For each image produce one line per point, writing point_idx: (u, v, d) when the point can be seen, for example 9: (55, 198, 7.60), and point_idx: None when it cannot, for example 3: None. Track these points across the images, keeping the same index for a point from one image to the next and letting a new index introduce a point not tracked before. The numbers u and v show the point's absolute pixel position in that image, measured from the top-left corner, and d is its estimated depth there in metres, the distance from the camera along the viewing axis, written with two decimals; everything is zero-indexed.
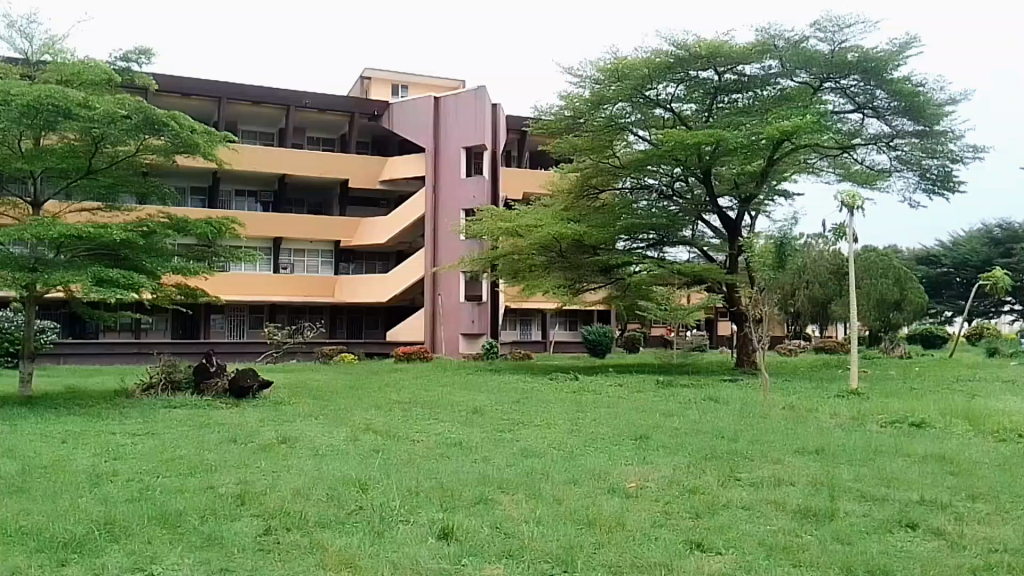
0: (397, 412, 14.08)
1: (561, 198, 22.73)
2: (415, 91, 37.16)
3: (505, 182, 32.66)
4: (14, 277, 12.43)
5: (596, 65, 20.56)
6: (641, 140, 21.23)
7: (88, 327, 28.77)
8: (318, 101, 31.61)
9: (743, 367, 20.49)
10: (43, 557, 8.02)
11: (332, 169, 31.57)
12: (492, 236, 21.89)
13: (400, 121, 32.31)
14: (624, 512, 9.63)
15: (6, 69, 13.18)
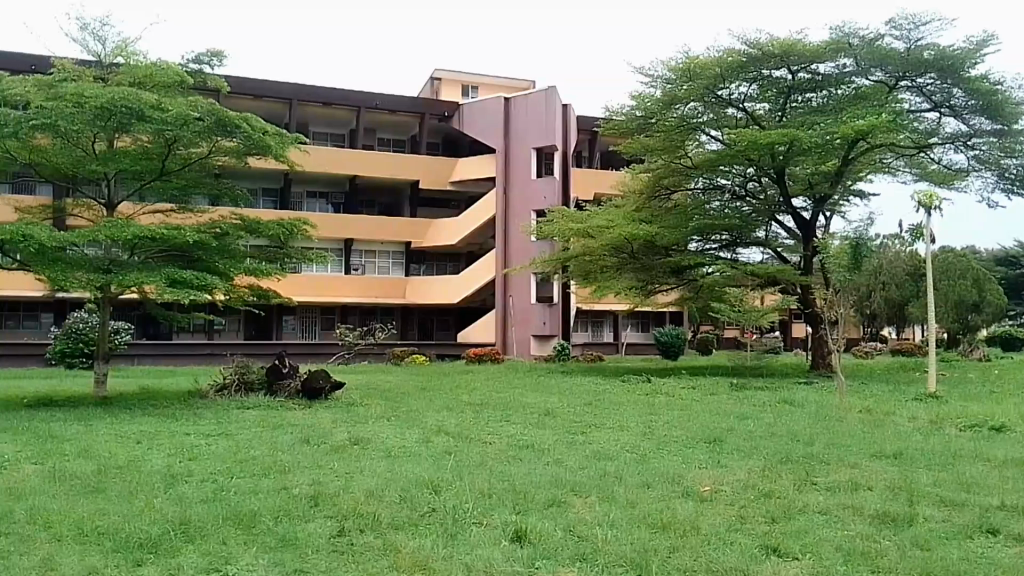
0: (469, 414, 14.19)
1: (632, 199, 22.88)
2: (484, 91, 37.29)
3: (577, 181, 32.48)
4: (89, 279, 12.53)
5: (667, 65, 20.81)
6: (714, 140, 21.29)
7: (161, 328, 29.11)
8: (388, 102, 31.75)
9: (818, 369, 20.67)
10: (119, 557, 7.93)
11: (403, 172, 31.60)
12: (564, 237, 22.17)
13: (471, 121, 32.26)
14: (699, 516, 9.40)
15: (80, 72, 13.30)
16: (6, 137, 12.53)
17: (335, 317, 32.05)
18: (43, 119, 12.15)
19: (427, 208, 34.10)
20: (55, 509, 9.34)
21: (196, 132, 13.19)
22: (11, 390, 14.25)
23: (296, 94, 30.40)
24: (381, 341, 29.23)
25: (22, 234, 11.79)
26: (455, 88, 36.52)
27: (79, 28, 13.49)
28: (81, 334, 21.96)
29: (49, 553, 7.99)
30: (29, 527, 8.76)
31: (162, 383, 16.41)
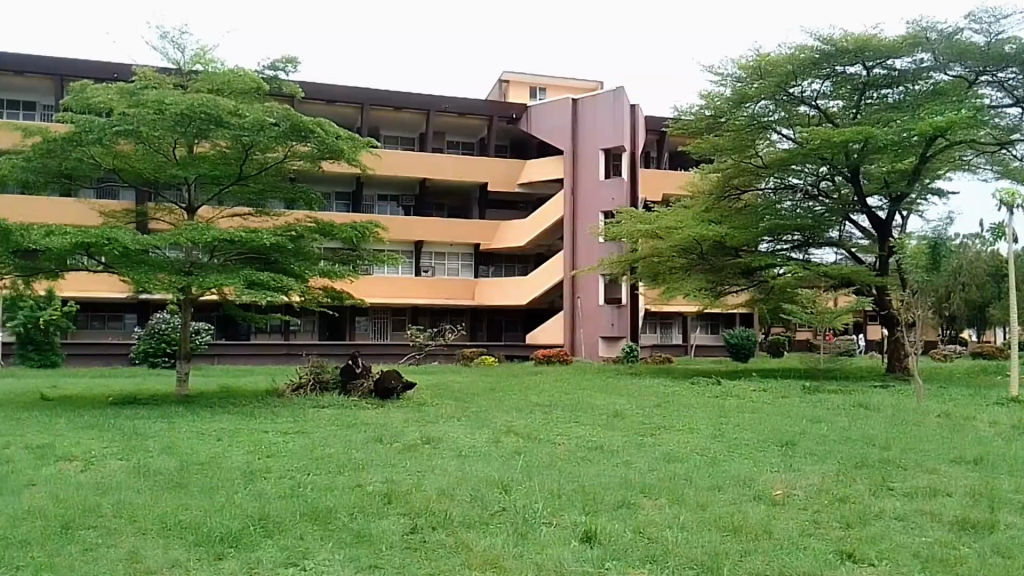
0: (539, 415, 14.58)
1: (702, 199, 22.56)
2: (552, 92, 37.35)
3: (644, 182, 32.45)
4: (171, 280, 12.93)
5: (737, 63, 20.80)
6: (785, 138, 21.09)
7: (241, 328, 29.92)
8: (455, 105, 32.11)
9: (894, 372, 20.32)
10: (201, 551, 8.19)
11: (465, 172, 31.82)
12: (631, 238, 22.01)
13: (538, 122, 32.31)
14: (771, 520, 9.30)
15: (160, 79, 13.70)
16: (92, 144, 13.02)
17: (406, 318, 32.53)
18: (126, 125, 12.57)
19: (495, 209, 34.24)
20: (140, 504, 9.67)
21: (272, 136, 13.54)
22: (99, 389, 14.79)
23: (368, 98, 30.94)
24: (451, 341, 29.62)
25: (107, 238, 12.21)
26: (523, 90, 36.70)
27: (160, 36, 13.94)
28: (163, 334, 23.05)
29: (134, 546, 8.27)
30: (116, 520, 9.08)
31: (241, 382, 16.86)
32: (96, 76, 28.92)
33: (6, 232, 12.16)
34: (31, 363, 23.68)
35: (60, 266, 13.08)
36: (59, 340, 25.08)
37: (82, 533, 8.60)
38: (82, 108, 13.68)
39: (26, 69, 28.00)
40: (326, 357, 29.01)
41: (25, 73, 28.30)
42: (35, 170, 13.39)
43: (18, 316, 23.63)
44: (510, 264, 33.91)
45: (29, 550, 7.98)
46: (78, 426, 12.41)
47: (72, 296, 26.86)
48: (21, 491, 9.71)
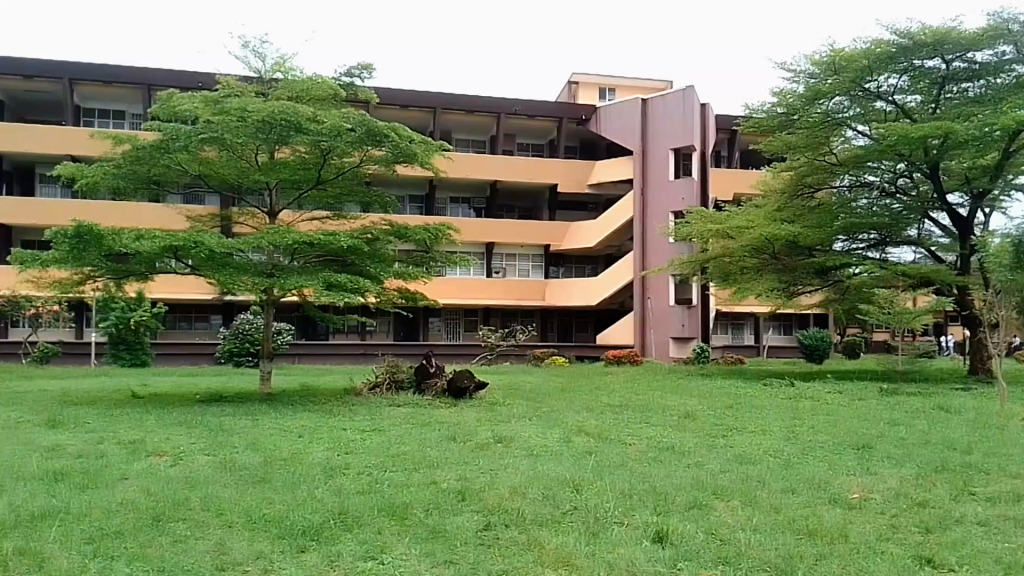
0: (609, 416, 14.75)
1: (774, 198, 22.25)
2: (621, 92, 37.26)
3: (714, 181, 32.12)
4: (254, 282, 13.53)
5: (811, 59, 20.50)
6: (861, 135, 20.70)
7: (319, 329, 30.69)
8: (525, 107, 32.39)
9: (976, 375, 19.71)
10: (285, 543, 8.55)
11: (533, 172, 32.06)
12: (702, 238, 21.88)
13: (607, 122, 32.27)
14: (847, 524, 9.19)
15: (243, 87, 14.23)
16: (178, 151, 13.61)
17: (477, 319, 32.90)
18: (211, 132, 13.12)
19: (563, 210, 34.37)
20: (228, 497, 10.13)
21: (349, 142, 13.98)
22: (187, 387, 15.47)
23: (439, 102, 31.43)
24: (522, 342, 29.88)
25: (193, 241, 12.79)
26: (592, 91, 36.70)
27: (242, 47, 14.50)
28: (247, 334, 24.01)
29: (222, 539, 8.66)
30: (205, 513, 9.54)
31: (320, 380, 17.44)
32: (181, 85, 30.13)
33: (99, 236, 12.67)
34: (123, 362, 24.83)
35: (150, 269, 13.70)
36: (149, 340, 26.23)
37: (173, 525, 9.05)
38: (169, 116, 14.28)
39: (116, 79, 29.35)
40: (400, 357, 29.55)
41: (115, 84, 29.70)
42: (126, 176, 14.10)
43: (110, 317, 24.84)
44: (577, 264, 34.00)
45: (125, 540, 8.46)
46: (169, 422, 12.99)
47: (160, 298, 27.94)
48: (116, 485, 10.24)
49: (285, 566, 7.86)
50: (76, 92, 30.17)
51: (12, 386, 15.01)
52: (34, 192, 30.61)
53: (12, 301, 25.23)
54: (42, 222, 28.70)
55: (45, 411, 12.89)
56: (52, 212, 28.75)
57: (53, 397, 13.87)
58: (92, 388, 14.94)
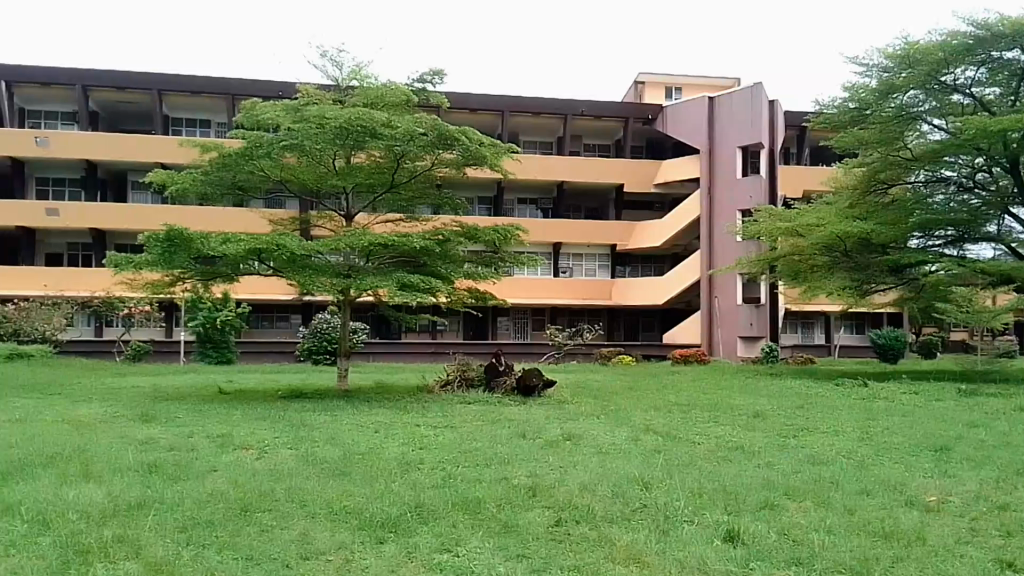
0: (677, 415, 14.80)
1: (845, 195, 21.85)
2: (688, 91, 37.00)
3: (783, 179, 31.71)
4: (332, 283, 14.23)
5: (884, 52, 20.17)
6: (937, 129, 20.12)
7: (392, 328, 31.35)
8: (592, 107, 32.50)
9: None
10: (365, 535, 8.90)
11: (598, 172, 32.16)
12: (771, 236, 21.65)
13: (673, 121, 32.15)
14: (924, 526, 9.09)
15: (321, 95, 14.76)
16: (262, 158, 14.23)
17: (545, 318, 33.16)
18: (293, 139, 13.69)
19: (628, 210, 34.34)
20: (310, 489, 10.56)
21: (421, 146, 14.49)
22: (269, 383, 16.12)
23: (507, 104, 31.81)
24: (589, 341, 30.02)
25: (275, 244, 13.40)
26: (659, 90, 36.55)
27: (320, 56, 15.02)
28: (325, 333, 24.77)
29: (305, 529, 9.06)
30: (289, 504, 9.97)
31: (393, 377, 17.95)
32: (263, 93, 31.17)
33: (188, 240, 13.33)
34: (210, 360, 25.81)
35: (235, 271, 14.33)
36: (234, 338, 27.17)
37: (259, 515, 9.49)
38: (252, 125, 14.89)
39: (203, 89, 30.53)
40: (470, 356, 29.95)
41: (201, 93, 30.88)
42: (213, 183, 14.77)
43: (198, 317, 25.78)
44: (643, 263, 33.95)
45: (213, 529, 8.92)
46: (253, 417, 13.55)
47: (241, 298, 28.99)
48: (204, 476, 10.73)
49: (366, 556, 8.18)
50: (166, 102, 31.51)
51: (110, 382, 15.86)
52: (126, 198, 32.18)
53: (108, 301, 26.77)
54: (133, 226, 30.09)
55: (139, 406, 13.60)
56: (140, 216, 30.06)
57: (146, 393, 14.59)
58: (181, 384, 15.68)
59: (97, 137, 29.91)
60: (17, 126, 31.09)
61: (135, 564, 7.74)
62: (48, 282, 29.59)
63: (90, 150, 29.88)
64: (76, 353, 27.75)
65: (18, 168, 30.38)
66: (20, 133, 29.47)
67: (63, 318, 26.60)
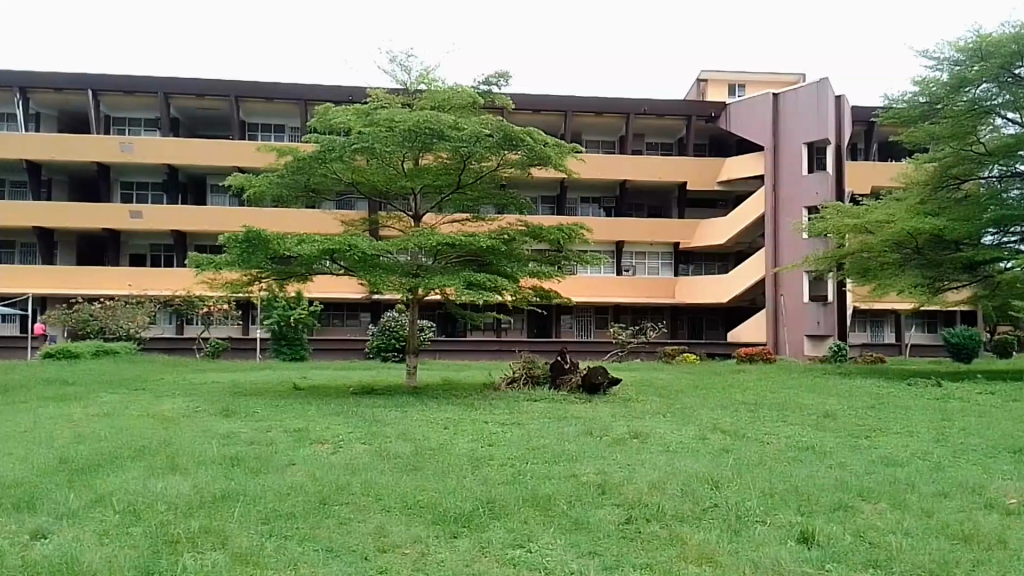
0: (745, 414, 14.69)
1: (915, 190, 21.40)
2: (751, 88, 36.59)
3: (849, 176, 31.14)
4: (401, 282, 14.61)
5: (955, 45, 19.76)
6: (1010, 123, 19.76)
7: (459, 326, 31.76)
8: (655, 107, 32.41)
9: None
10: (439, 529, 9.04)
11: (661, 171, 32.06)
12: (838, 233, 21.34)
13: (737, 120, 31.86)
14: (1005, 530, 8.92)
15: (390, 99, 15.13)
16: (334, 161, 14.64)
17: (608, 317, 33.22)
18: (363, 142, 14.04)
19: (689, 208, 34.14)
20: (382, 483, 10.78)
21: (487, 146, 14.65)
22: (341, 379, 16.54)
23: (570, 105, 31.99)
24: (652, 339, 29.97)
25: (348, 245, 13.77)
26: (723, 89, 36.23)
27: (390, 61, 15.35)
28: (394, 331, 25.19)
29: (381, 523, 9.12)
30: (364, 498, 10.08)
31: (460, 374, 18.24)
32: (332, 98, 31.82)
33: (266, 241, 13.72)
34: (285, 356, 26.46)
35: (309, 271, 14.75)
36: (308, 336, 27.75)
37: (337, 508, 9.57)
38: (325, 129, 15.30)
39: (278, 95, 31.36)
40: (536, 354, 30.18)
41: (276, 100, 31.69)
42: (286, 185, 15.23)
43: (274, 315, 26.41)
44: (703, 261, 33.72)
45: (295, 522, 8.84)
46: (327, 412, 13.92)
47: (317, 297, 29.65)
48: (284, 469, 10.83)
49: (441, 550, 8.31)
50: (243, 109, 32.42)
51: (191, 377, 16.47)
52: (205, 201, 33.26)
53: (188, 300, 27.71)
54: (208, 228, 31.02)
55: (219, 401, 14.08)
56: (215, 218, 30.96)
57: (225, 389, 15.08)
58: (258, 379, 16.17)
59: (174, 142, 30.88)
60: (102, 132, 32.27)
61: (222, 554, 7.57)
62: (132, 282, 30.80)
63: (172, 155, 30.85)
64: (158, 351, 28.65)
65: (104, 172, 31.58)
66: (108, 138, 30.61)
67: (147, 316, 27.63)
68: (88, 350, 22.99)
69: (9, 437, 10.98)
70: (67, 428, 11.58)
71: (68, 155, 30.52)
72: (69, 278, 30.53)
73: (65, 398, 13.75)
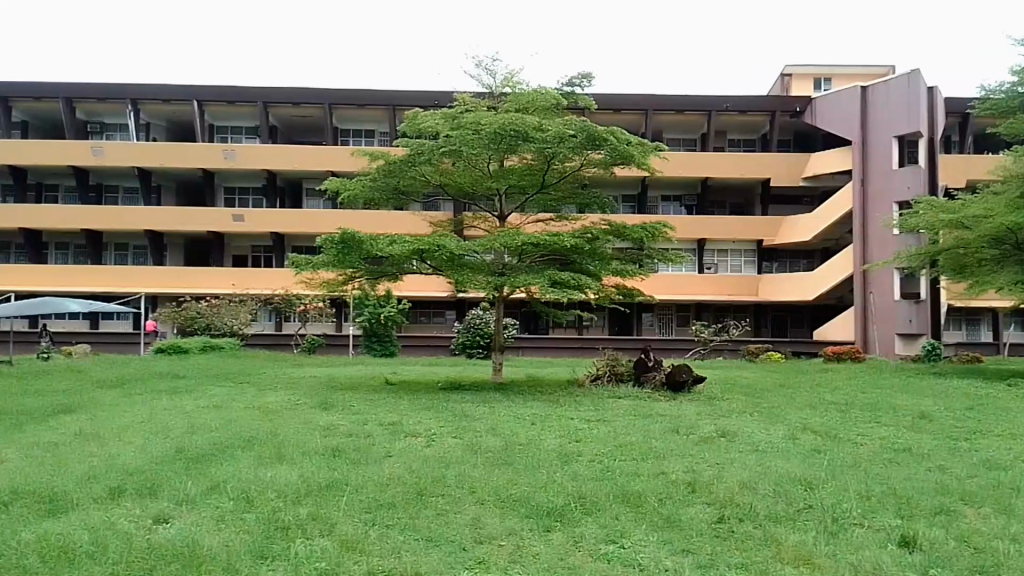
0: (835, 414, 14.46)
1: (1015, 183, 20.59)
2: (839, 81, 35.75)
3: (942, 170, 30.12)
4: (488, 281, 14.91)
5: None
6: None
7: (540, 323, 32.00)
8: (738, 103, 32.00)
9: None
10: (533, 522, 9.15)
11: (745, 168, 31.67)
12: (932, 228, 20.65)
13: (823, 114, 31.14)
14: None
15: (476, 102, 15.45)
16: (423, 164, 15.16)
17: (690, 315, 32.99)
18: (450, 145, 14.43)
19: (772, 205, 33.58)
20: (476, 474, 10.98)
21: (571, 147, 14.78)
22: (430, 375, 16.95)
23: (650, 103, 31.91)
24: (736, 337, 29.62)
25: (437, 245, 14.11)
26: (808, 83, 35.49)
27: (476, 65, 15.68)
28: (478, 328, 25.57)
29: (477, 515, 9.24)
30: (459, 490, 10.20)
31: (543, 371, 18.46)
32: (420, 102, 32.50)
33: (358, 242, 14.19)
34: (376, 352, 27.18)
35: (399, 271, 15.19)
36: (396, 333, 28.41)
37: (434, 499, 9.68)
38: (415, 132, 15.74)
39: (368, 101, 32.25)
40: (619, 351, 30.17)
41: (367, 105, 32.56)
42: (379, 188, 15.79)
43: (365, 312, 27.11)
44: (786, 259, 33.12)
45: (395, 511, 8.98)
46: (418, 406, 14.28)
47: (403, 295, 30.39)
48: (381, 462, 11.09)
49: (536, 543, 8.43)
50: (335, 115, 33.41)
51: (290, 372, 17.14)
52: (297, 204, 34.40)
53: (286, 298, 28.89)
54: (295, 229, 32.06)
55: (317, 395, 14.61)
56: (304, 220, 31.99)
57: (321, 384, 15.62)
58: (351, 375, 16.70)
59: (265, 148, 32.00)
60: (206, 140, 33.71)
61: (329, 541, 7.61)
62: (237, 282, 32.02)
63: (264, 161, 31.99)
64: (260, 347, 29.74)
65: (208, 179, 32.94)
66: (212, 147, 31.95)
67: (248, 314, 28.78)
68: (197, 345, 24.17)
69: (128, 428, 11.60)
70: (180, 420, 12.18)
71: (174, 163, 31.99)
72: (171, 278, 32.04)
73: (174, 391, 14.45)
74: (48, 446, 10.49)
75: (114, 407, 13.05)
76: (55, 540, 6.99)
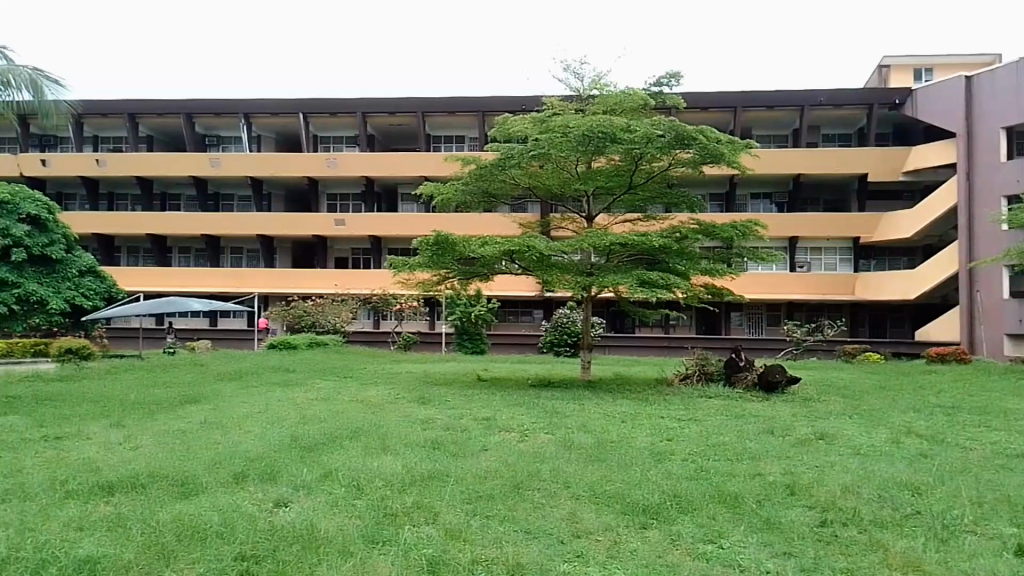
0: (942, 418, 13.96)
1: None
2: (942, 73, 34.35)
3: None
4: (577, 280, 14.99)
5: None
6: None
7: (626, 322, 31.92)
8: (831, 97, 31.17)
9: None
10: (629, 519, 9.16)
11: (839, 164, 30.87)
12: None
13: (927, 108, 30.06)
14: None
15: (564, 106, 15.57)
16: (512, 168, 15.40)
17: (781, 314, 32.36)
18: (539, 149, 14.62)
19: (868, 202, 32.57)
20: (572, 470, 11.06)
21: (659, 147, 14.66)
22: (520, 372, 17.12)
23: (740, 101, 31.47)
24: (830, 337, 28.88)
25: (527, 246, 14.26)
26: (908, 75, 34.25)
27: (564, 69, 15.79)
28: (566, 327, 25.66)
29: (574, 509, 9.33)
30: (555, 485, 10.29)
31: (632, 370, 18.40)
32: (509, 107, 32.72)
33: (451, 244, 14.53)
34: (466, 350, 27.61)
35: (490, 271, 15.42)
36: (486, 331, 28.80)
37: (531, 492, 9.81)
38: (505, 137, 15.99)
39: (458, 108, 32.72)
40: (707, 351, 29.85)
41: (457, 112, 33.04)
42: (470, 191, 16.10)
43: (456, 312, 27.48)
44: (883, 257, 32.05)
45: (495, 503, 9.15)
46: (510, 403, 14.46)
47: (493, 295, 30.74)
48: (479, 455, 11.30)
49: (633, 539, 8.45)
50: (426, 122, 34.06)
51: (388, 367, 17.64)
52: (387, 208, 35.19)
53: (384, 297, 29.76)
54: (384, 232, 32.86)
55: (415, 390, 14.99)
56: (393, 224, 32.74)
57: (417, 379, 16.00)
58: (445, 371, 17.03)
59: (355, 154, 32.88)
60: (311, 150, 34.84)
61: (435, 529, 7.81)
62: (338, 282, 33.05)
63: (355, 167, 32.92)
64: (359, 344, 30.62)
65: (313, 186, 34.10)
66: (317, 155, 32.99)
67: (350, 312, 29.71)
68: (303, 343, 25.11)
69: (245, 418, 12.20)
70: (292, 411, 12.73)
71: (280, 172, 33.21)
72: (269, 279, 33.33)
73: (282, 385, 15.07)
74: (177, 433, 11.14)
75: (229, 398, 13.73)
76: (188, 520, 7.43)
